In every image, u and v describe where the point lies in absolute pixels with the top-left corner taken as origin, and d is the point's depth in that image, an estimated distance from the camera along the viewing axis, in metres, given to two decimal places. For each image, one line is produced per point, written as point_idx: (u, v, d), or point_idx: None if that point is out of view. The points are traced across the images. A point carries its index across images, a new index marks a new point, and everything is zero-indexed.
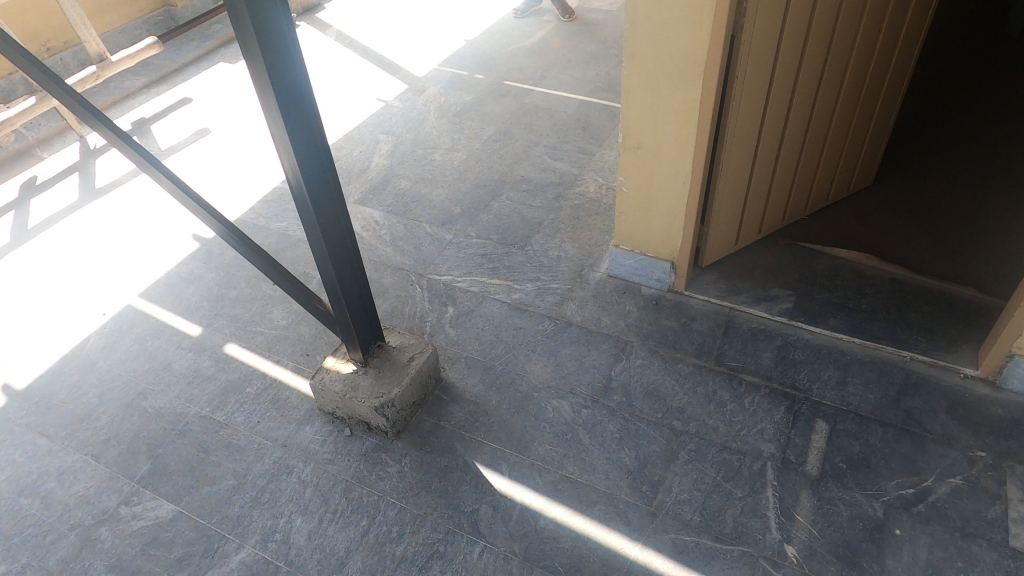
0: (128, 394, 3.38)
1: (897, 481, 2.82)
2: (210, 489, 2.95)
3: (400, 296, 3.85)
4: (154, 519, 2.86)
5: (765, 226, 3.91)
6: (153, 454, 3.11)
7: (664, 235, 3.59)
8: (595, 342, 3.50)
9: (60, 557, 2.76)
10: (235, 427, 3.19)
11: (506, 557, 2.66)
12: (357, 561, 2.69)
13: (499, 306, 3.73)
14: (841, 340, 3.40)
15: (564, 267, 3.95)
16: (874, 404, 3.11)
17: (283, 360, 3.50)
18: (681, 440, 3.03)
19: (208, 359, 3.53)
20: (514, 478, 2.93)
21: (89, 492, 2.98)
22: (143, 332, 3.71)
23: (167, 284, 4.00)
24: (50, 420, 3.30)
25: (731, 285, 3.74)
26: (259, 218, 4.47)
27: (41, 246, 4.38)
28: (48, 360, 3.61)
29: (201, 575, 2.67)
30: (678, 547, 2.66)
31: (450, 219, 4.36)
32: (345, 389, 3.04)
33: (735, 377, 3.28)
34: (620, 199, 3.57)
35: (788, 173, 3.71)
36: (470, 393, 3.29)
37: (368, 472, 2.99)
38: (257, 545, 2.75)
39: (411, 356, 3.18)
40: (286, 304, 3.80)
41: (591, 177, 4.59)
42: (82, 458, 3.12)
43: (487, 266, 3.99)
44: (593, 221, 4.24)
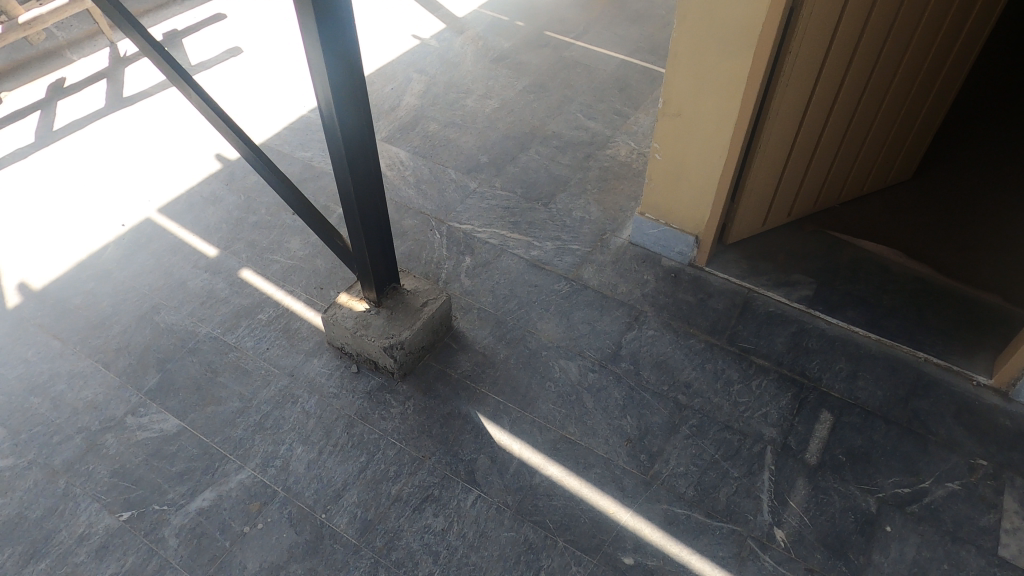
0: (142, 307, 3.41)
1: (895, 478, 2.82)
2: (215, 409, 2.99)
3: (418, 240, 3.82)
4: (158, 432, 2.91)
5: (795, 209, 3.83)
6: (162, 369, 3.14)
7: (692, 209, 3.53)
8: (609, 307, 3.48)
9: (65, 458, 2.83)
10: (244, 352, 3.22)
11: (498, 508, 2.70)
12: (353, 494, 2.73)
13: (517, 261, 3.70)
14: (857, 333, 3.36)
15: (586, 229, 3.90)
16: (882, 400, 3.09)
17: (296, 291, 3.50)
18: (683, 414, 3.03)
19: (223, 281, 3.54)
20: (514, 433, 2.95)
21: (98, 398, 3.03)
22: (160, 248, 3.71)
23: (188, 202, 3.98)
24: (64, 324, 3.34)
25: (752, 265, 3.69)
26: (285, 145, 4.42)
27: (65, 150, 4.35)
28: (64, 264, 3.63)
29: (201, 490, 2.73)
30: (669, 518, 2.69)
31: (476, 167, 4.30)
32: (356, 327, 3.05)
33: (746, 359, 3.26)
34: (652, 167, 3.50)
35: (826, 158, 3.62)
36: (479, 344, 3.29)
37: (371, 410, 3.02)
38: (256, 469, 2.80)
39: (425, 301, 3.17)
40: (304, 235, 3.79)
41: (623, 140, 4.49)
42: (93, 364, 3.16)
43: (509, 219, 3.94)
44: (621, 186, 4.17)
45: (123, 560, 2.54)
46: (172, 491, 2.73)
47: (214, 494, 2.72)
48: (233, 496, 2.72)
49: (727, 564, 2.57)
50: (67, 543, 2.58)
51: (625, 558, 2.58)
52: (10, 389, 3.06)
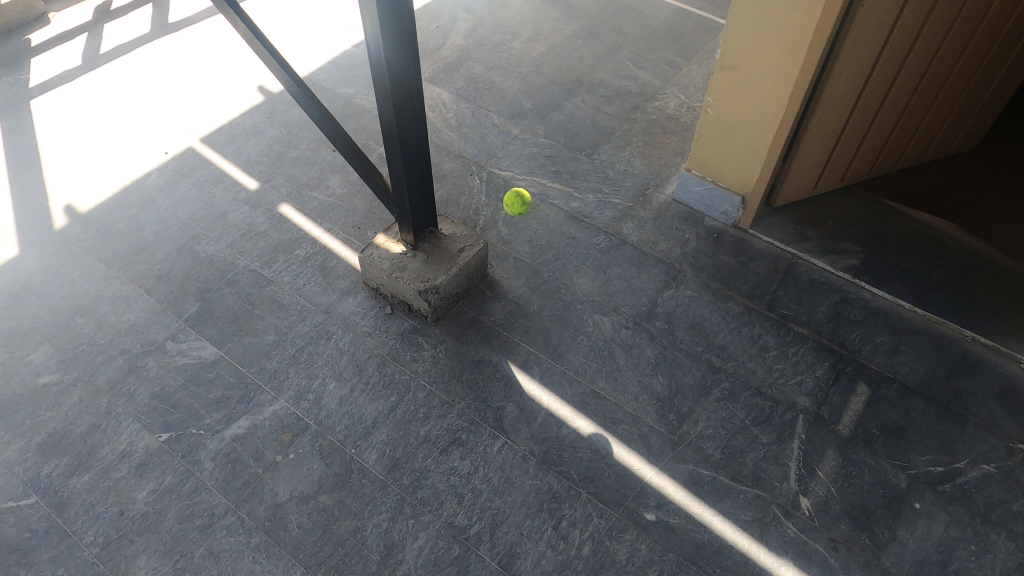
0: (184, 236, 3.45)
1: (929, 456, 2.77)
2: (251, 340, 3.05)
3: (457, 185, 3.77)
4: (197, 359, 2.98)
5: (849, 174, 3.67)
6: (202, 298, 3.20)
7: (741, 168, 3.42)
8: (647, 264, 3.42)
9: (108, 378, 2.92)
10: (281, 286, 3.25)
11: (524, 456, 2.73)
12: (382, 433, 2.78)
13: (556, 212, 3.64)
14: (903, 307, 3.25)
15: (628, 183, 3.81)
16: (922, 377, 3.01)
17: (334, 229, 3.50)
18: (716, 377, 3.00)
19: (263, 215, 3.55)
20: (544, 384, 2.95)
21: (139, 322, 3.11)
22: (202, 179, 3.73)
23: (230, 133, 3.97)
24: (108, 248, 3.40)
25: (799, 230, 3.57)
26: (327, 80, 4.36)
27: (111, 75, 4.36)
28: (109, 189, 3.68)
29: (236, 418, 2.80)
30: (694, 478, 2.69)
31: (520, 113, 4.20)
32: (392, 269, 3.05)
33: (784, 325, 3.19)
34: (703, 122, 3.37)
35: (888, 122, 3.45)
36: (514, 294, 3.27)
37: (403, 352, 3.04)
38: (290, 401, 2.86)
39: (462, 247, 3.14)
40: (343, 173, 3.76)
41: (673, 93, 4.33)
42: (135, 289, 3.23)
43: (550, 169, 3.86)
44: (668, 140, 4.04)
45: (161, 479, 2.63)
46: (209, 416, 2.81)
47: (248, 422, 2.79)
48: (266, 425, 2.78)
49: (749, 527, 2.57)
50: (109, 458, 2.69)
51: (647, 514, 2.59)
52: (57, 308, 3.15)
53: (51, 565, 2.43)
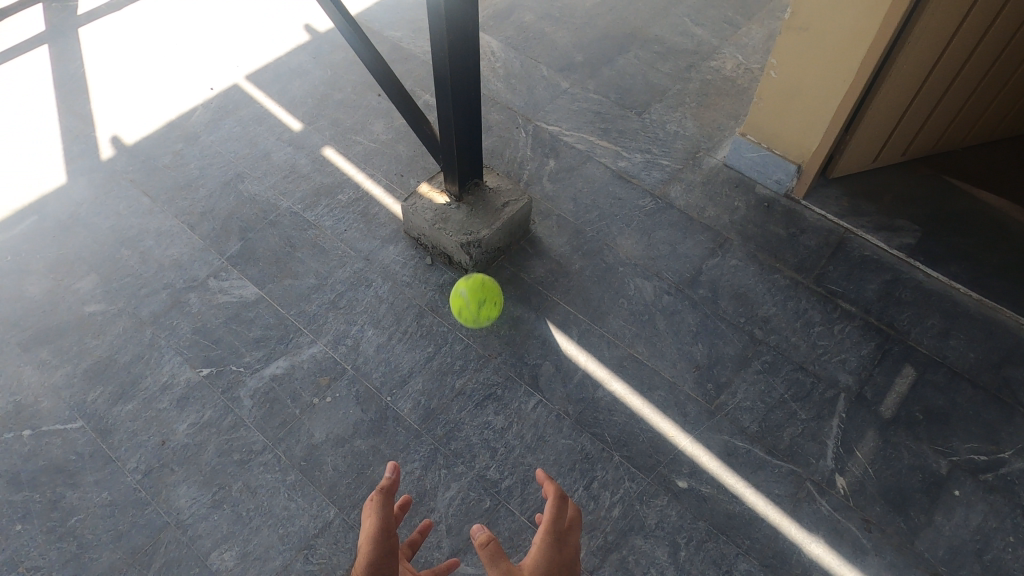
0: (227, 174, 3.44)
1: (972, 444, 2.70)
2: (292, 283, 3.05)
3: (503, 137, 3.69)
4: (238, 298, 3.00)
5: (912, 148, 3.52)
6: (244, 237, 3.20)
7: (800, 135, 3.29)
8: (693, 230, 3.33)
9: (152, 310, 2.96)
10: (323, 230, 3.23)
11: (558, 415, 2.72)
12: (418, 382, 2.79)
13: (602, 171, 3.55)
14: (957, 290, 3.14)
15: (678, 145, 3.69)
16: (972, 363, 2.92)
17: (377, 176, 3.46)
18: (757, 349, 2.94)
19: (306, 157, 3.52)
20: (582, 345, 2.93)
21: (183, 258, 3.13)
22: (246, 117, 3.69)
23: (275, 72, 3.92)
24: (153, 181, 3.41)
25: (854, 204, 3.44)
26: (374, 22, 4.25)
27: (158, 6, 4.30)
28: (154, 123, 3.67)
29: (275, 358, 2.83)
30: (728, 449, 2.67)
31: (570, 67, 4.07)
32: (435, 219, 3.01)
33: (831, 301, 3.11)
34: (764, 84, 3.24)
35: (960, 95, 3.27)
36: (555, 252, 3.22)
37: (441, 303, 3.03)
38: (328, 345, 2.88)
39: (506, 201, 3.09)
40: (388, 119, 3.70)
41: (731, 53, 4.15)
42: (179, 224, 3.24)
43: (599, 126, 3.76)
44: (722, 102, 3.89)
45: (202, 412, 2.68)
46: (249, 355, 2.84)
47: (287, 363, 2.82)
48: (305, 367, 2.81)
49: (782, 502, 2.55)
50: (152, 389, 2.74)
51: (679, 481, 2.58)
52: (103, 239, 3.18)
53: (95, 488, 2.50)
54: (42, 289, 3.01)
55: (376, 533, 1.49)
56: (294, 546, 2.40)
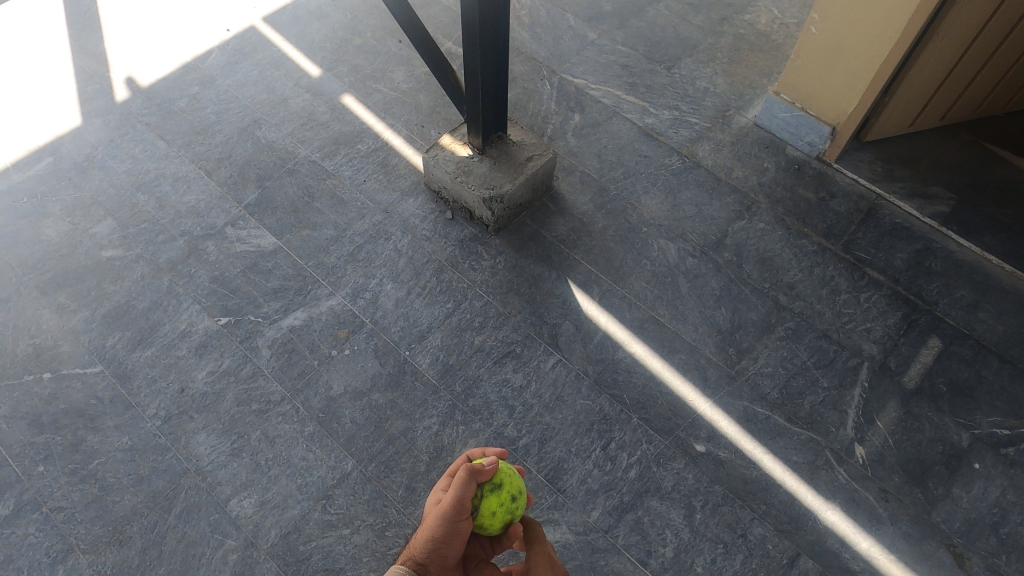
0: (245, 120, 3.36)
1: (995, 418, 2.67)
2: (311, 233, 3.01)
3: (527, 89, 3.58)
4: (256, 247, 2.97)
5: (953, 112, 3.39)
6: (262, 186, 3.14)
7: (836, 95, 3.17)
8: (720, 192, 3.25)
9: (170, 257, 2.93)
10: (341, 181, 3.17)
11: (577, 376, 2.70)
12: (437, 338, 2.76)
13: (629, 127, 3.45)
14: (990, 262, 3.06)
15: (708, 102, 3.57)
16: (1000, 337, 2.86)
17: (397, 126, 3.37)
18: (781, 315, 2.89)
19: (325, 105, 3.43)
20: (603, 305, 2.88)
21: (200, 205, 3.08)
22: (263, 61, 3.59)
23: (293, 14, 3.79)
24: (169, 125, 3.33)
25: (888, 169, 3.34)
26: None
27: None
28: (170, 64, 3.57)
29: (294, 309, 2.81)
30: (748, 415, 2.64)
31: (598, 17, 3.91)
32: (457, 172, 2.94)
33: (859, 269, 3.04)
34: (804, 40, 3.10)
35: (1009, 57, 3.12)
36: (578, 210, 3.15)
37: (461, 259, 2.98)
38: (346, 298, 2.85)
39: (530, 155, 3.00)
40: (409, 67, 3.59)
41: (766, 6, 3.97)
42: (196, 170, 3.18)
43: (626, 80, 3.63)
44: (755, 59, 3.75)
45: (220, 361, 2.68)
46: (267, 305, 2.81)
47: (305, 315, 2.79)
48: (323, 320, 2.79)
49: (799, 469, 2.54)
50: (170, 336, 2.73)
51: (696, 445, 2.57)
52: (119, 183, 3.13)
53: (116, 432, 2.52)
54: (59, 232, 2.98)
55: (450, 510, 1.55)
56: (312, 496, 2.42)
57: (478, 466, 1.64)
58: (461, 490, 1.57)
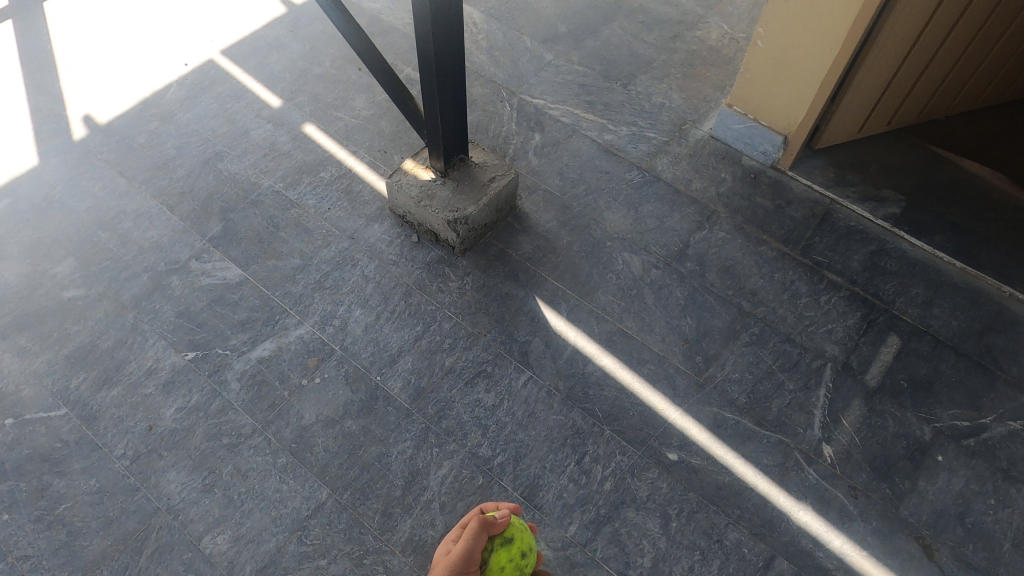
0: (206, 153, 3.36)
1: (955, 411, 2.75)
2: (277, 263, 3.01)
3: (487, 111, 3.63)
4: (222, 280, 2.95)
5: (898, 117, 3.52)
6: (226, 218, 3.14)
7: (786, 105, 3.27)
8: (680, 204, 3.32)
9: (133, 294, 2.90)
10: (306, 209, 3.18)
11: (549, 392, 2.72)
12: (408, 362, 2.77)
13: (588, 144, 3.52)
14: (941, 260, 3.17)
15: (664, 117, 3.66)
16: (955, 331, 2.95)
17: (359, 152, 3.40)
18: (745, 321, 2.96)
19: (286, 134, 3.45)
20: (571, 320, 2.92)
21: (163, 240, 3.06)
22: (223, 93, 3.60)
23: (252, 46, 3.81)
24: (129, 161, 3.32)
25: (840, 174, 3.44)
26: None
27: None
28: (128, 100, 3.56)
29: (262, 340, 2.79)
30: (717, 421, 2.69)
31: (554, 38, 3.99)
32: (420, 196, 2.97)
33: (818, 272, 3.12)
34: (752, 54, 3.21)
35: (946, 62, 3.26)
36: (543, 227, 3.19)
37: (429, 282, 3.00)
38: (315, 326, 2.84)
39: (493, 176, 3.05)
40: (370, 94, 3.62)
41: (716, 22, 4.10)
42: (158, 205, 3.17)
43: (584, 98, 3.71)
44: (708, 73, 3.85)
45: (188, 397, 2.65)
46: (235, 337, 2.80)
47: (274, 345, 2.78)
48: (292, 349, 2.78)
49: (770, 471, 2.58)
50: (136, 374, 2.70)
51: (669, 454, 2.61)
52: (79, 221, 3.10)
53: (83, 475, 2.47)
54: (19, 274, 2.94)
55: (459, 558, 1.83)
56: (287, 528, 2.39)
57: (490, 518, 1.90)
58: (472, 540, 1.85)
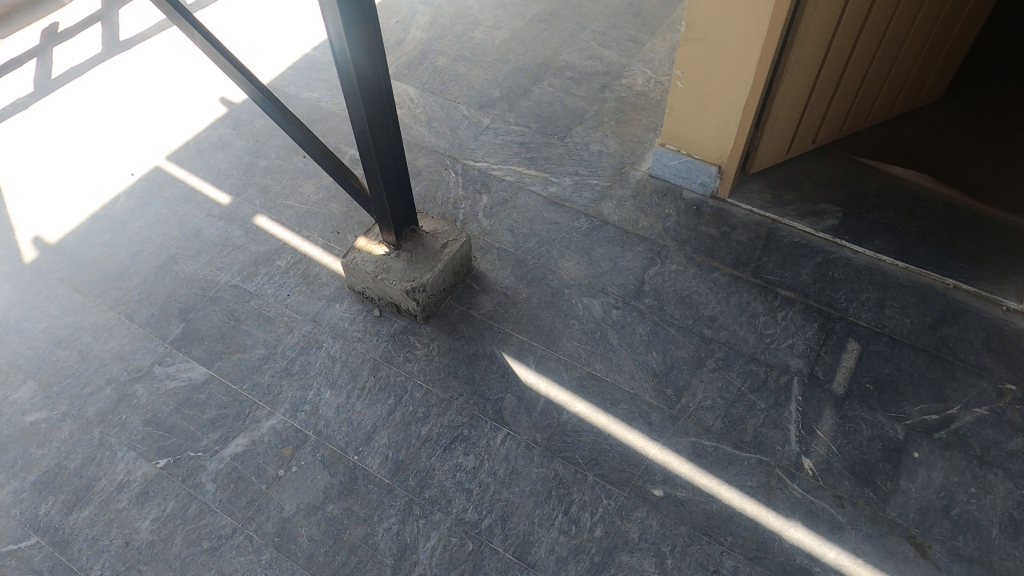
0: (160, 257, 3.38)
1: (923, 406, 2.82)
2: (241, 356, 3.00)
3: (433, 180, 3.74)
4: (187, 381, 2.94)
5: (821, 135, 3.71)
6: (185, 319, 3.14)
7: (715, 137, 3.43)
8: (631, 243, 3.42)
9: (98, 409, 2.86)
10: (266, 299, 3.20)
11: (528, 446, 2.73)
12: (383, 436, 2.76)
13: (535, 199, 3.62)
14: (885, 262, 3.29)
15: (604, 163, 3.81)
16: (910, 329, 3.05)
17: (313, 236, 3.45)
18: (709, 348, 3.02)
19: (239, 229, 3.49)
20: (540, 371, 2.95)
21: (124, 349, 3.05)
22: (172, 197, 3.65)
23: (196, 149, 3.89)
24: (83, 276, 3.32)
25: (777, 195, 3.59)
26: (290, 86, 4.28)
27: (67, 99, 4.23)
28: (76, 216, 3.59)
29: (234, 437, 2.76)
30: (697, 450, 2.71)
31: (488, 103, 4.16)
32: (376, 271, 3.01)
33: (771, 290, 3.22)
34: (674, 95, 3.37)
35: (855, 79, 3.47)
36: (501, 284, 3.26)
37: (395, 353, 3.02)
38: (287, 414, 2.83)
39: (445, 242, 3.12)
40: (317, 179, 3.71)
41: (640, 69, 4.31)
42: (116, 315, 3.16)
43: (525, 155, 3.85)
44: (639, 117, 4.03)
45: (164, 506, 2.59)
46: (206, 437, 2.77)
47: (247, 440, 2.75)
48: (265, 441, 2.75)
49: (756, 493, 2.60)
50: (108, 490, 2.64)
51: (654, 490, 2.61)
52: (36, 343, 3.08)
53: None
54: None
55: None
56: None
57: None
58: None
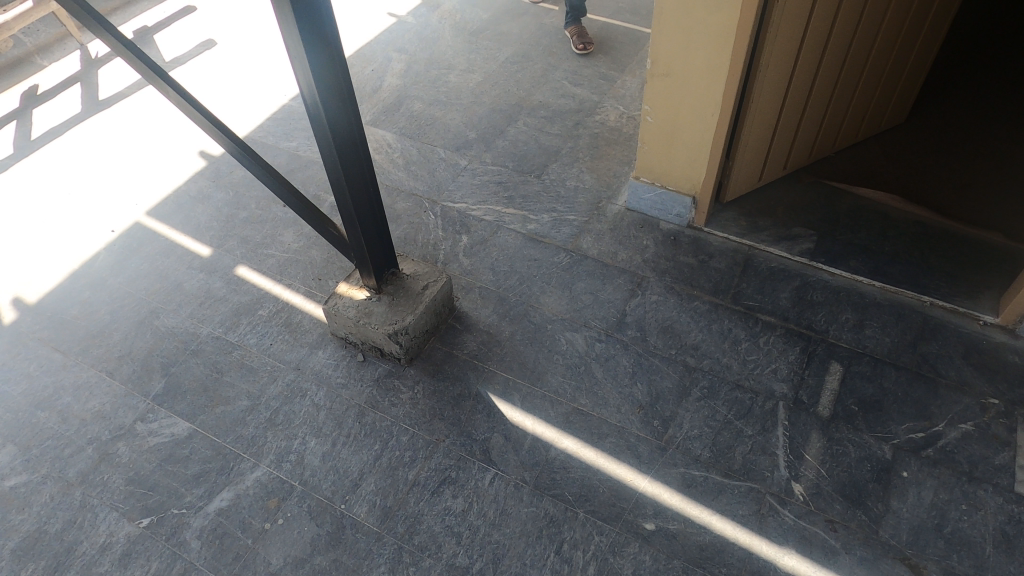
0: (141, 313, 3.37)
1: (908, 424, 2.82)
2: (224, 409, 2.98)
3: (413, 223, 3.77)
4: (170, 436, 2.90)
5: (791, 161, 3.79)
6: (167, 373, 3.12)
7: (687, 169, 3.50)
8: (611, 276, 3.45)
9: (79, 470, 2.82)
10: (248, 349, 3.19)
11: (516, 485, 2.71)
12: (371, 482, 2.73)
13: (515, 236, 3.66)
14: (861, 283, 3.34)
15: (581, 198, 3.86)
16: (890, 348, 3.08)
17: (295, 284, 3.46)
18: (694, 376, 3.03)
19: (220, 280, 3.50)
20: (526, 409, 2.94)
21: (105, 407, 3.01)
22: (152, 252, 3.66)
23: (176, 202, 3.92)
24: (63, 336, 3.30)
25: (752, 222, 3.65)
26: (269, 137, 4.34)
27: (47, 159, 4.27)
28: (55, 275, 3.58)
29: (218, 491, 2.72)
30: (686, 481, 2.70)
31: (465, 144, 4.23)
32: (358, 316, 3.01)
33: (752, 316, 3.24)
34: (644, 129, 3.45)
35: (819, 106, 3.56)
36: (483, 323, 3.27)
37: (380, 398, 3.01)
38: (272, 465, 2.80)
39: (426, 284, 3.13)
40: (298, 227, 3.74)
41: (612, 105, 4.41)
42: (97, 373, 3.14)
43: (502, 195, 3.90)
44: (613, 152, 4.11)
45: (147, 566, 2.54)
46: (190, 493, 2.72)
47: (231, 494, 2.71)
48: (250, 494, 2.71)
49: (748, 521, 2.58)
50: (89, 553, 2.59)
51: (646, 524, 2.59)
52: (16, 406, 3.04)
53: None
54: None
55: None
56: None
57: None
58: None
